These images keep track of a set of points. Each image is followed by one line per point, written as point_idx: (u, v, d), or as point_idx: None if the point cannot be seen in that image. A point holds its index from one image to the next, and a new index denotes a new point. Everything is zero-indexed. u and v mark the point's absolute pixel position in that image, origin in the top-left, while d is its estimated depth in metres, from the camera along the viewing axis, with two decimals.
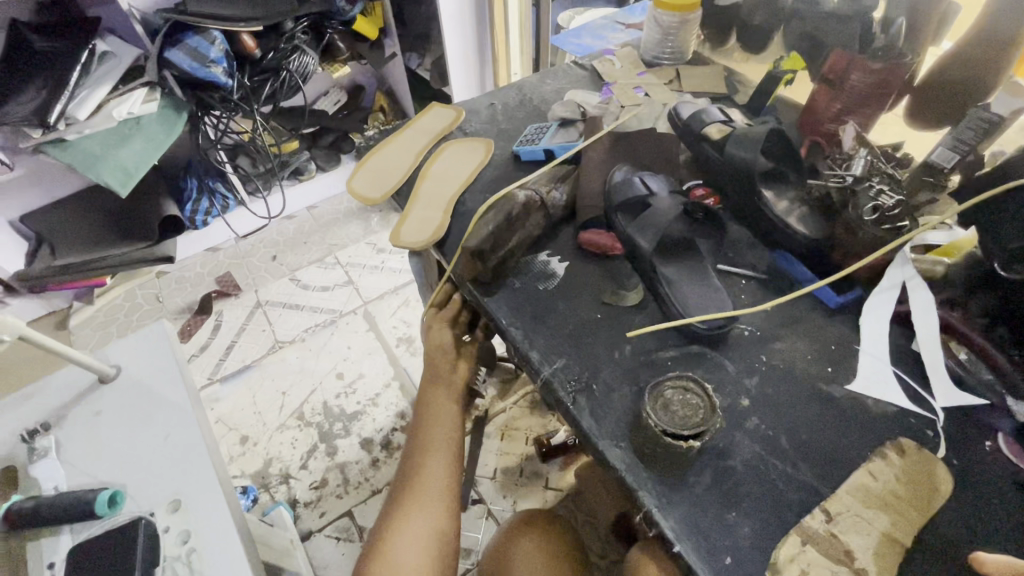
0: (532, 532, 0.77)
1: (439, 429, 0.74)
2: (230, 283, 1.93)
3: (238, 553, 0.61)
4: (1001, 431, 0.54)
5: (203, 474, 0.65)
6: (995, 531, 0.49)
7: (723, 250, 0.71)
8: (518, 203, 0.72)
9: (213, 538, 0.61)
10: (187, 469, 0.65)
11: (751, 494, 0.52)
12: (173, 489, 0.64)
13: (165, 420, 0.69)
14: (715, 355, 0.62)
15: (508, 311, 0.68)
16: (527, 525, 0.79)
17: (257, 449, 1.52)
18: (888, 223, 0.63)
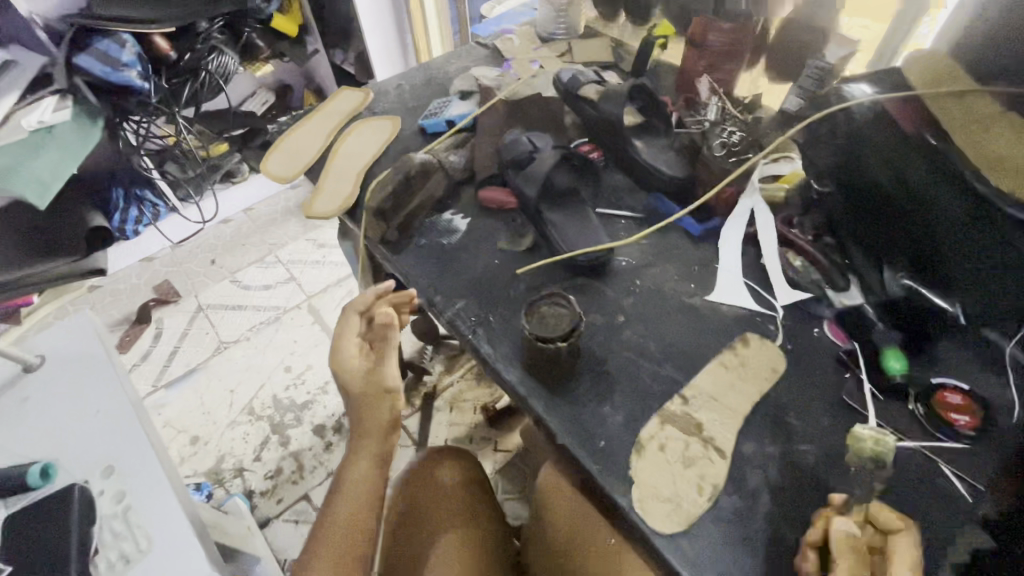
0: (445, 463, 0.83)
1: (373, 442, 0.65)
2: (168, 291, 1.90)
3: (172, 505, 0.65)
4: (825, 318, 0.64)
5: (137, 442, 0.69)
6: (820, 394, 0.59)
7: (605, 196, 0.80)
8: (415, 164, 0.78)
9: (147, 495, 0.65)
10: (120, 437, 0.69)
11: (622, 389, 0.60)
12: (108, 456, 0.68)
13: (95, 398, 0.72)
14: (597, 283, 0.70)
15: (414, 264, 0.74)
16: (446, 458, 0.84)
17: (208, 447, 1.53)
18: (734, 157, 0.75)
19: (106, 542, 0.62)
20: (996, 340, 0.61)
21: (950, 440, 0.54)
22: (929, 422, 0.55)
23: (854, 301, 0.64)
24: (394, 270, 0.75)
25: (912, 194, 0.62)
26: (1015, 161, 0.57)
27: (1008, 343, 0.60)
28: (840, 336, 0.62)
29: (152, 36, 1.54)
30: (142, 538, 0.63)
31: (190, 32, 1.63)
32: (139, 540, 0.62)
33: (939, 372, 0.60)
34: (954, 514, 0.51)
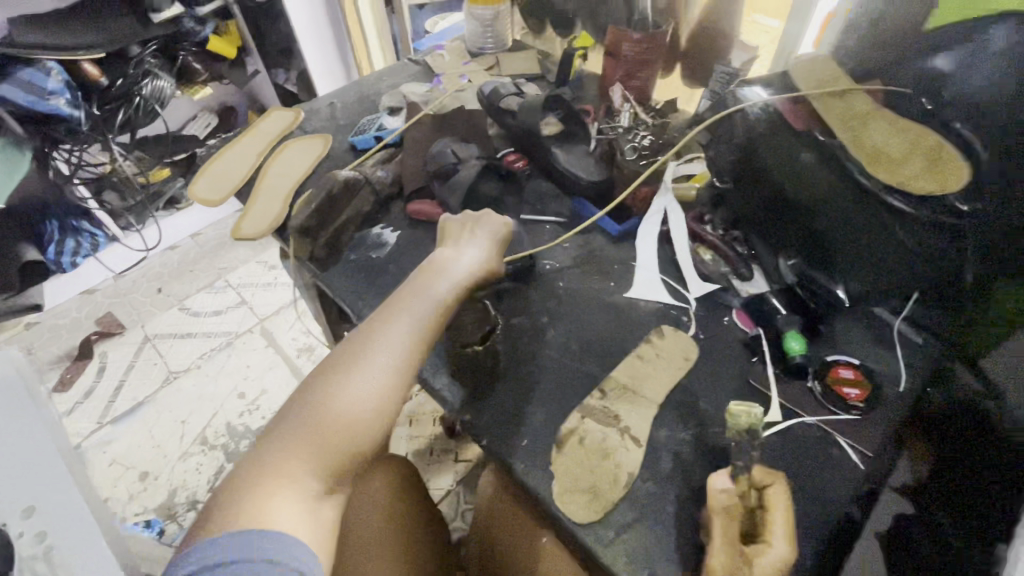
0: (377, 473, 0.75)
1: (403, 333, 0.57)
2: (110, 323, 1.78)
3: (103, 554, 0.64)
4: (734, 308, 0.68)
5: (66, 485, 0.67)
6: (726, 379, 0.63)
7: (530, 203, 0.83)
8: (339, 182, 0.79)
9: (73, 541, 0.64)
10: (47, 478, 0.66)
11: (545, 387, 0.63)
12: (29, 497, 0.65)
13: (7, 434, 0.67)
14: (522, 287, 0.72)
15: (343, 280, 0.75)
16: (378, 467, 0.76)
17: (159, 482, 1.45)
18: (645, 160, 0.79)
19: None
20: (888, 317, 0.69)
21: (844, 412, 0.59)
22: (824, 397, 0.60)
23: (759, 289, 0.70)
24: (325, 287, 0.76)
25: (810, 188, 0.68)
26: (886, 152, 0.63)
27: (896, 319, 0.69)
28: (747, 322, 0.67)
29: (82, 64, 1.48)
30: None
31: (121, 57, 1.56)
32: None
33: (832, 351, 0.65)
34: (846, 481, 0.55)
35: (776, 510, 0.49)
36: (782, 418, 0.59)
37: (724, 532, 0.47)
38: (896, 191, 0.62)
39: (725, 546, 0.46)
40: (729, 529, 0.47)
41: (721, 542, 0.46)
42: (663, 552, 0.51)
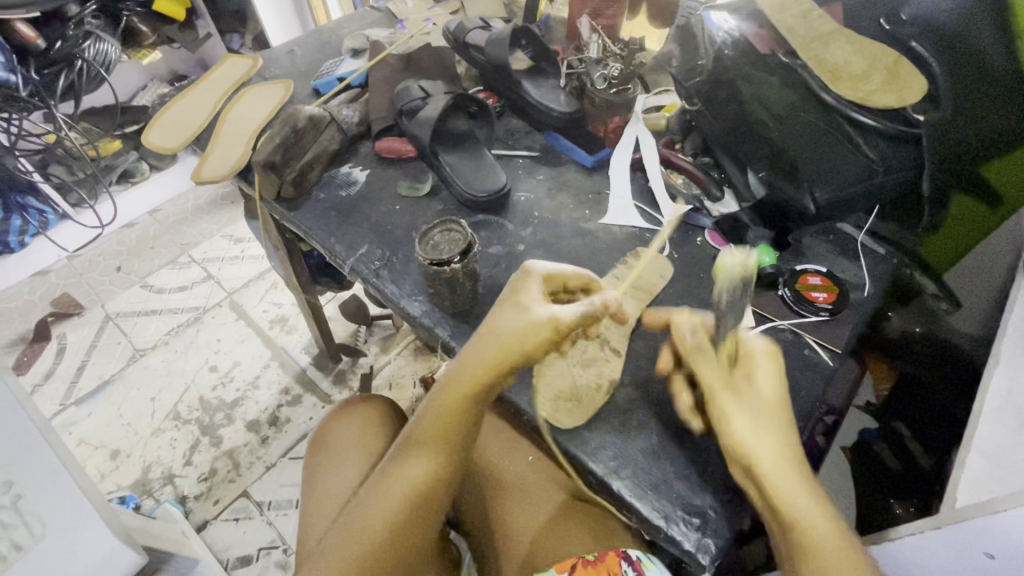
0: (352, 411, 0.72)
1: (462, 389, 0.52)
2: (69, 303, 1.62)
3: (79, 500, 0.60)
4: (706, 228, 0.70)
5: (24, 431, 0.62)
6: (699, 294, 0.64)
7: (502, 139, 0.82)
8: (303, 117, 0.75)
9: (44, 487, 0.59)
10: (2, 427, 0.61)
11: None
12: None
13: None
14: (498, 219, 0.72)
15: (314, 219, 0.73)
16: (359, 404, 0.73)
17: (131, 459, 1.34)
18: (615, 88, 0.78)
19: None
20: (851, 232, 0.70)
21: (811, 315, 0.60)
22: (795, 302, 0.61)
23: (728, 209, 0.70)
24: (294, 227, 0.74)
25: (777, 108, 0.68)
26: (849, 72, 0.65)
27: (859, 233, 0.69)
28: (719, 241, 0.68)
29: (15, 24, 1.32)
30: (36, 523, 0.57)
31: (58, 19, 1.41)
32: (33, 527, 0.57)
33: (802, 263, 0.66)
34: (816, 379, 0.57)
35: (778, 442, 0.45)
36: (756, 324, 0.61)
37: (746, 415, 0.46)
38: (858, 106, 0.64)
39: (751, 413, 0.46)
40: (748, 415, 0.46)
41: (754, 425, 0.45)
42: (647, 450, 0.52)
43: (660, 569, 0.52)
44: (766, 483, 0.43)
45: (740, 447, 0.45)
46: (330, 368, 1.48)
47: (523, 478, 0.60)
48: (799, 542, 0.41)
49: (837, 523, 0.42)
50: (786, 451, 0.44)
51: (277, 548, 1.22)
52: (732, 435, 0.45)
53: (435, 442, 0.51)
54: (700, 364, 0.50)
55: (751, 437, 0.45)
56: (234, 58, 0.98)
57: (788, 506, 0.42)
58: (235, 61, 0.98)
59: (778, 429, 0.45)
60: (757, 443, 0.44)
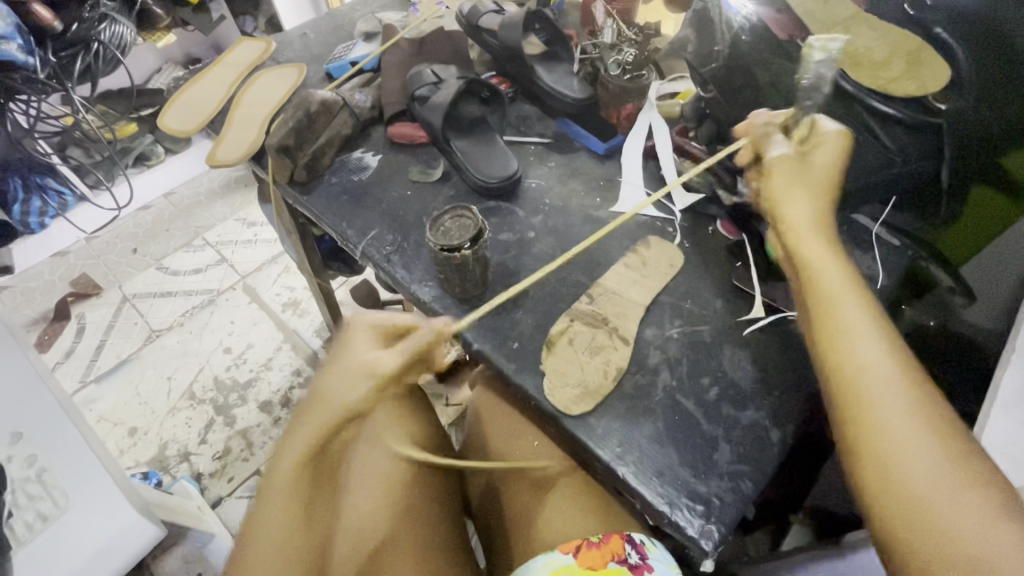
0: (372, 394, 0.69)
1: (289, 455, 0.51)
2: (88, 284, 1.66)
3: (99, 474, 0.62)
4: (718, 218, 0.69)
5: (48, 408, 0.65)
6: (710, 283, 0.64)
7: (514, 125, 0.82)
8: (316, 101, 0.76)
9: (66, 461, 0.62)
10: (29, 403, 0.64)
11: (535, 296, 0.63)
12: (14, 423, 0.63)
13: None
14: (508, 206, 0.72)
15: (326, 203, 0.74)
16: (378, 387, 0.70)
17: (148, 436, 1.37)
18: (629, 74, 0.77)
19: (20, 505, 0.59)
20: (866, 223, 0.69)
21: None
22: None
23: None
24: (306, 211, 0.75)
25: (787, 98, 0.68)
26: (869, 57, 0.64)
27: (875, 224, 0.69)
28: (730, 230, 0.68)
29: (31, 6, 1.30)
30: (61, 496, 0.59)
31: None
32: (58, 500, 0.59)
33: None
34: None
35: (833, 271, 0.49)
36: (766, 315, 0.61)
37: (820, 246, 0.51)
38: (876, 94, 0.63)
39: (806, 199, 0.54)
40: (838, 267, 0.49)
41: (817, 256, 0.50)
42: (653, 437, 0.53)
43: (663, 554, 0.53)
44: (826, 304, 0.47)
45: (813, 281, 0.49)
46: None
47: (550, 481, 0.59)
48: (840, 363, 0.44)
49: (927, 397, 0.41)
50: (861, 298, 0.47)
51: None
52: (804, 257, 0.50)
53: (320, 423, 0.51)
54: (769, 148, 0.59)
55: (826, 286, 0.48)
56: (248, 41, 0.98)
57: (843, 338, 0.44)
58: (248, 44, 0.98)
59: (861, 290, 0.47)
60: (833, 292, 0.47)
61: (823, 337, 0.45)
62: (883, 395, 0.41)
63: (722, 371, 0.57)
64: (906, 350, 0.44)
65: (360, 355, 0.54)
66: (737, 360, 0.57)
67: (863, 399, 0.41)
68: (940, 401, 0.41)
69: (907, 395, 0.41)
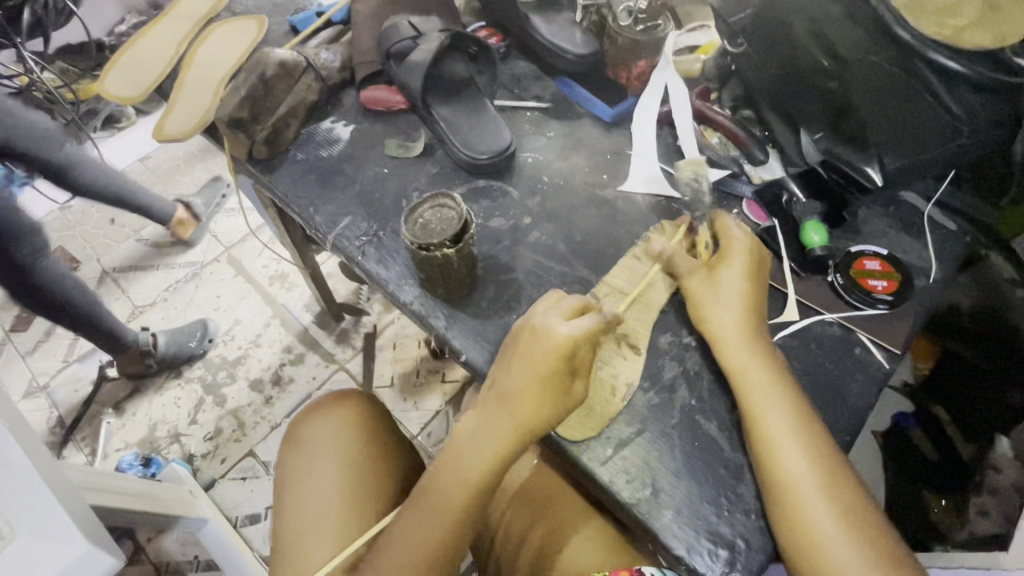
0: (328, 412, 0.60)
1: None
2: (64, 257, 1.52)
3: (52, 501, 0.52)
4: (744, 198, 0.59)
5: None
6: None
7: (508, 87, 0.70)
8: (273, 62, 0.63)
9: (9, 485, 0.51)
10: None
11: (531, 296, 0.55)
12: None
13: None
14: (501, 185, 0.63)
15: (291, 184, 0.64)
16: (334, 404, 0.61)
17: (136, 417, 1.30)
18: (642, 25, 0.64)
19: None
20: (917, 203, 0.59)
21: (867, 307, 0.51)
22: (846, 291, 0.52)
23: (770, 174, 0.59)
24: (270, 192, 0.65)
25: (824, 52, 0.54)
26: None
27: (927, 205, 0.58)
28: (759, 215, 0.58)
29: None
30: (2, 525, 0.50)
31: None
32: None
33: (857, 241, 0.56)
34: (867, 384, 0.49)
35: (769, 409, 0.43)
36: (800, 316, 0.52)
37: (749, 352, 0.45)
38: (943, 47, 0.46)
39: (729, 310, 0.47)
40: (767, 368, 0.45)
41: (746, 367, 0.45)
42: (670, 465, 0.46)
43: None
44: (756, 416, 0.43)
45: (745, 396, 0.44)
46: (331, 326, 1.40)
47: (539, 487, 0.55)
48: (774, 483, 0.41)
49: (855, 521, 0.39)
50: (794, 403, 0.43)
51: None
52: (734, 367, 0.45)
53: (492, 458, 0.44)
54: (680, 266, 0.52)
55: (758, 396, 0.44)
56: None
57: (777, 455, 0.41)
58: None
59: (790, 393, 0.44)
60: (763, 402, 0.43)
61: (757, 449, 0.42)
62: (816, 513, 0.39)
63: None
64: (831, 451, 0.42)
65: (501, 373, 0.46)
66: None
67: (799, 520, 0.40)
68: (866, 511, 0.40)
69: (835, 511, 0.39)
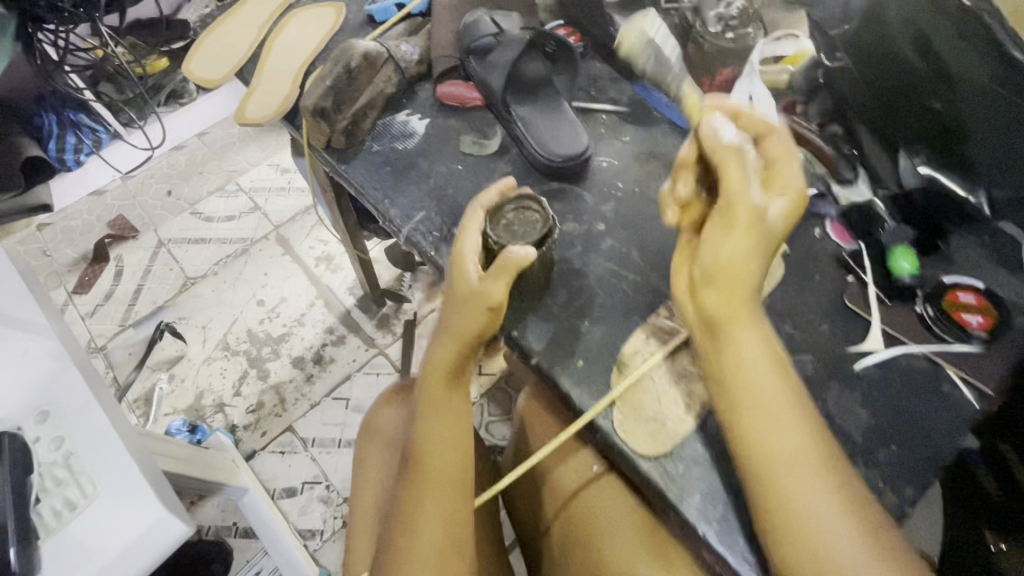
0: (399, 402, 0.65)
1: None
2: (124, 227, 1.53)
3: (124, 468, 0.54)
4: (827, 218, 0.57)
5: (76, 386, 0.58)
6: (810, 305, 0.53)
7: (586, 88, 0.69)
8: (358, 54, 0.65)
9: (92, 448, 0.55)
10: (56, 378, 0.58)
11: (604, 304, 0.54)
12: (42, 397, 0.57)
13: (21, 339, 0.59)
14: (575, 189, 0.62)
15: (366, 174, 0.65)
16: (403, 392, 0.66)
17: (185, 384, 1.34)
18: (732, 31, 0.63)
19: (47, 489, 0.54)
20: (1016, 234, 0.54)
21: (956, 342, 0.50)
22: (935, 323, 0.50)
23: (861, 198, 0.56)
24: (345, 181, 0.66)
25: (936, 73, 0.52)
26: None
27: None
28: (843, 236, 0.56)
29: None
30: (87, 483, 0.54)
31: None
32: (85, 488, 0.53)
33: (951, 272, 0.54)
34: (951, 422, 0.47)
35: (770, 424, 0.40)
36: (885, 346, 0.50)
37: (754, 340, 0.42)
38: None
39: (735, 254, 0.43)
40: (761, 347, 0.42)
41: (732, 335, 0.42)
42: (740, 488, 0.45)
43: None
44: (754, 440, 0.40)
45: (736, 373, 0.42)
46: (373, 310, 1.40)
47: (593, 498, 0.56)
48: (781, 513, 0.38)
49: (878, 549, 0.37)
50: (786, 386, 0.41)
51: (320, 484, 1.22)
52: (730, 346, 0.43)
53: (457, 420, 0.50)
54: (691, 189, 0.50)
55: (754, 389, 0.41)
56: None
57: (782, 485, 0.39)
58: None
59: (796, 408, 0.41)
60: (756, 391, 0.41)
61: (737, 431, 0.41)
62: (835, 547, 0.37)
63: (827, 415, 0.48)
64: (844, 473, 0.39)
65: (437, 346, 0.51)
66: (845, 401, 0.49)
67: (811, 556, 0.37)
68: (892, 541, 0.38)
69: (860, 543, 0.37)
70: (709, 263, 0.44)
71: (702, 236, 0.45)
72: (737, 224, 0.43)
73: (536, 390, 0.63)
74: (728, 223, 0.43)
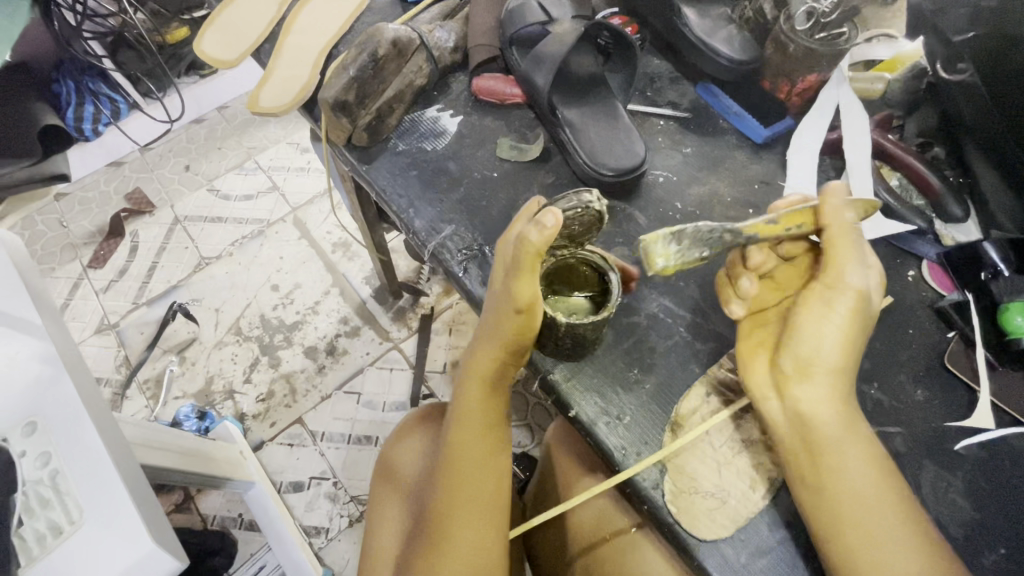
0: (415, 435, 0.62)
1: None
2: (141, 200, 1.36)
3: (122, 498, 0.42)
4: (924, 258, 0.49)
5: (69, 389, 0.45)
6: (901, 365, 0.45)
7: (641, 88, 0.61)
8: (386, 41, 0.56)
9: (85, 468, 0.42)
10: (47, 377, 0.45)
11: (656, 349, 0.47)
12: (27, 400, 0.44)
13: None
14: (626, 207, 0.54)
15: (391, 178, 0.58)
16: (419, 425, 0.63)
17: (196, 367, 1.17)
18: (823, 32, 0.53)
19: (29, 513, 0.42)
20: None
21: None
22: None
23: (968, 238, 0.49)
24: (367, 184, 0.59)
25: None
26: None
27: None
28: (945, 284, 0.48)
29: None
30: (74, 507, 0.41)
31: None
32: (69, 511, 0.41)
33: None
34: None
35: (862, 532, 0.35)
36: (995, 423, 0.42)
37: (854, 448, 0.36)
38: None
39: (847, 342, 0.37)
40: (864, 457, 0.36)
41: (833, 442, 0.36)
42: None
43: None
44: (847, 543, 0.35)
45: (835, 478, 0.36)
46: (389, 302, 1.22)
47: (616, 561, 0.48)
48: None
49: None
50: (888, 490, 0.36)
51: (327, 480, 1.05)
52: (831, 462, 0.36)
53: (483, 453, 0.44)
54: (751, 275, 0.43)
55: (865, 511, 0.35)
56: None
57: None
58: None
59: (900, 511, 0.35)
60: (865, 514, 0.35)
61: (834, 539, 0.36)
62: None
63: (921, 505, 0.40)
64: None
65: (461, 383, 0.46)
66: (944, 489, 0.41)
67: None
68: None
69: None
70: (808, 348, 0.38)
71: (796, 315, 0.39)
72: (837, 306, 0.38)
73: (568, 432, 0.58)
74: (835, 302, 0.38)
